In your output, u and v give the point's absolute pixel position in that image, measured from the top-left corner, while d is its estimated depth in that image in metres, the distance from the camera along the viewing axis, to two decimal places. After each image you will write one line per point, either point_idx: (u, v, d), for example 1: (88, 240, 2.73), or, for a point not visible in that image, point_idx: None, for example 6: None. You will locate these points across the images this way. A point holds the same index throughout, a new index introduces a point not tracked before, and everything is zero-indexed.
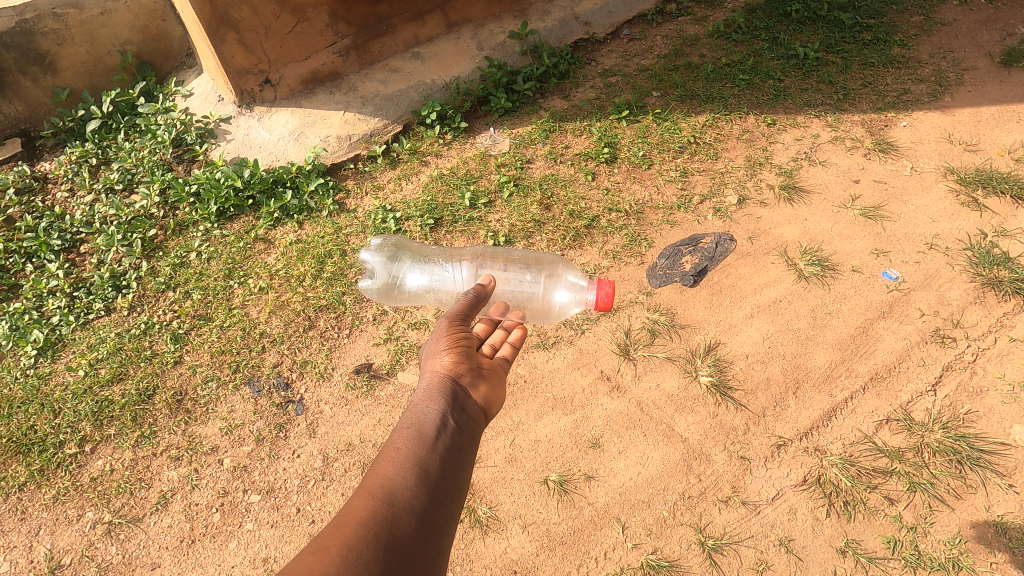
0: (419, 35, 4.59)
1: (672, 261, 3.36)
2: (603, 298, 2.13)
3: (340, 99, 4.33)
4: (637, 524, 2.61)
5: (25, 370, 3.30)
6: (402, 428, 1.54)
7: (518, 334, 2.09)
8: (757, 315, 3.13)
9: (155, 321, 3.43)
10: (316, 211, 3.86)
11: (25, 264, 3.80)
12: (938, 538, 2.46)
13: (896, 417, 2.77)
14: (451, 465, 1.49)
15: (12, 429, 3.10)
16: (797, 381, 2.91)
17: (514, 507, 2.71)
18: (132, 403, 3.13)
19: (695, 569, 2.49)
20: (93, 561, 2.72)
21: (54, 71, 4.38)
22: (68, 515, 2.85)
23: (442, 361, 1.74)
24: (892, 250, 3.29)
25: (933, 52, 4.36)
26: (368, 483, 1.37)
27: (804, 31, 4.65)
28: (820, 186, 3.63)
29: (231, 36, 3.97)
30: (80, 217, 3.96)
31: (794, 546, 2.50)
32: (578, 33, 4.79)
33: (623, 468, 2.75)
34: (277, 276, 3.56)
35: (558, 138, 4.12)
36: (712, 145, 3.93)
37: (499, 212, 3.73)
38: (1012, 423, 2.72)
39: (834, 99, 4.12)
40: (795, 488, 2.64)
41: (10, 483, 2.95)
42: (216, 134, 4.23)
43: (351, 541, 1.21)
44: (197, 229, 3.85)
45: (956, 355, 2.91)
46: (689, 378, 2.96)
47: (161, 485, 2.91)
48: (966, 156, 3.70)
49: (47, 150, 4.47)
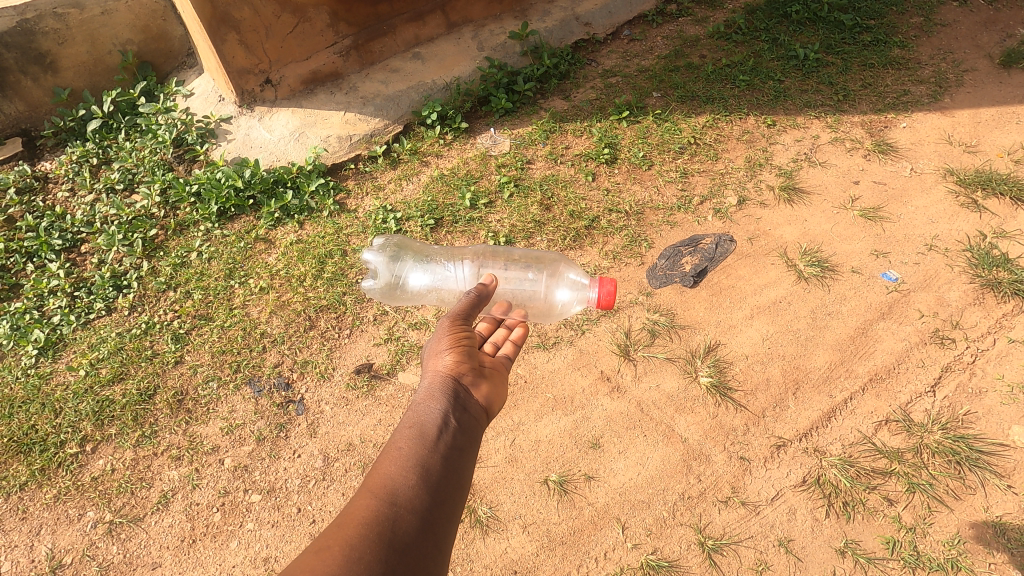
0: (419, 36, 4.59)
1: (672, 261, 3.37)
2: (605, 296, 2.14)
3: (341, 99, 4.34)
4: (637, 524, 2.62)
5: (26, 370, 3.30)
6: (405, 427, 1.55)
7: (519, 332, 2.16)
8: (757, 315, 3.14)
9: (155, 321, 3.44)
10: (317, 212, 3.87)
11: (26, 263, 3.80)
12: (937, 538, 2.47)
13: (895, 418, 2.78)
14: (453, 464, 1.50)
15: (13, 429, 3.10)
16: (797, 382, 2.92)
17: (514, 507, 2.72)
18: (133, 403, 3.14)
19: (695, 569, 2.50)
20: (93, 561, 2.73)
21: (55, 70, 4.39)
22: (68, 515, 2.86)
23: (445, 360, 1.75)
24: (892, 251, 3.30)
25: (933, 53, 4.36)
26: (370, 482, 1.38)
27: (804, 32, 4.66)
28: (820, 187, 3.64)
29: (231, 36, 3.97)
30: (80, 217, 3.96)
31: (793, 547, 2.51)
32: (578, 34, 4.80)
33: (623, 468, 2.76)
34: (278, 276, 3.57)
35: (559, 139, 4.13)
36: (712, 146, 3.93)
37: (499, 212, 3.73)
38: (1011, 424, 2.73)
39: (834, 100, 4.13)
40: (795, 488, 2.65)
41: (10, 482, 2.96)
42: (216, 134, 4.24)
43: (353, 541, 1.22)
44: (198, 229, 3.86)
45: (955, 355, 2.92)
46: (688, 379, 2.97)
47: (162, 484, 2.91)
48: (966, 157, 3.71)
49: (47, 150, 4.48)
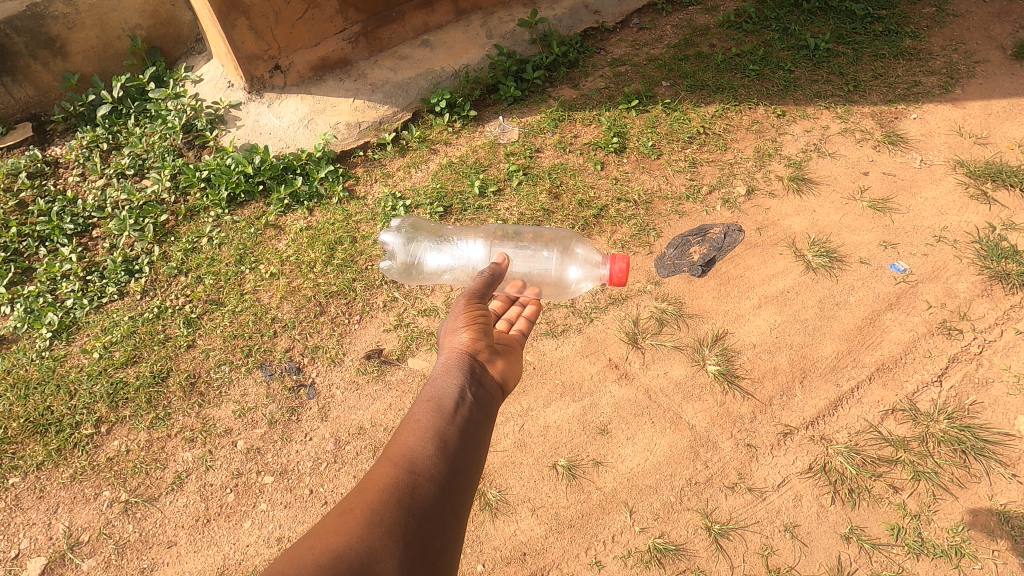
0: (429, 23, 4.58)
1: (681, 251, 3.39)
2: (617, 273, 2.16)
3: (350, 87, 4.34)
4: (645, 509, 2.66)
5: (40, 352, 3.35)
6: (422, 400, 1.57)
7: (532, 309, 2.25)
8: (765, 305, 3.16)
9: (168, 305, 3.47)
10: (326, 198, 3.88)
11: (38, 247, 3.84)
12: (941, 525, 2.50)
13: (902, 408, 2.80)
14: (469, 437, 1.52)
15: (28, 410, 3.15)
16: (804, 371, 2.94)
17: (524, 491, 2.76)
18: (146, 385, 3.18)
19: (702, 553, 2.54)
20: (110, 539, 2.77)
21: (65, 55, 4.41)
22: (85, 494, 2.91)
23: (460, 338, 1.78)
24: (902, 242, 3.31)
25: (944, 44, 4.34)
26: (390, 452, 1.41)
27: (815, 22, 4.63)
28: (830, 178, 3.64)
29: (242, 22, 3.99)
30: (92, 202, 3.99)
31: (798, 532, 2.54)
32: (588, 22, 4.77)
33: (631, 454, 2.80)
34: (289, 262, 3.59)
35: (567, 127, 4.13)
36: (721, 136, 3.93)
37: (508, 201, 3.74)
38: (1015, 414, 2.74)
39: (844, 90, 4.12)
40: (801, 475, 2.68)
41: (27, 462, 3.01)
42: (226, 120, 4.25)
43: (376, 504, 1.26)
44: (208, 214, 3.88)
45: (962, 346, 2.94)
46: (696, 367, 3.00)
47: (176, 466, 2.96)
48: (976, 149, 3.70)
49: (57, 135, 4.49)
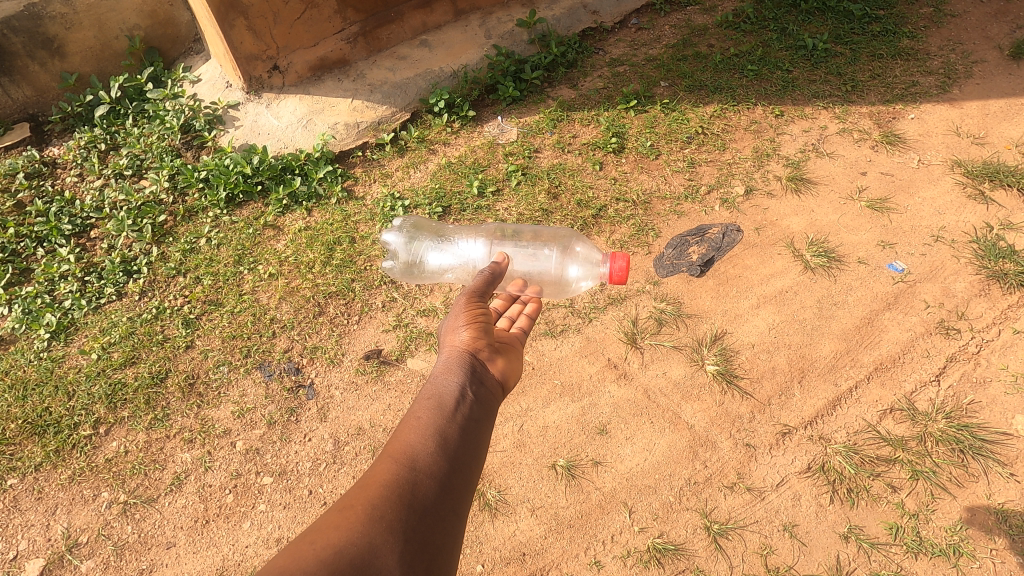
0: (427, 23, 4.58)
1: (680, 251, 3.39)
2: (618, 271, 2.16)
3: (349, 86, 4.33)
4: (644, 509, 2.66)
5: (39, 353, 3.35)
6: (422, 398, 1.58)
7: (533, 307, 2.24)
8: (763, 305, 3.16)
9: (167, 306, 3.47)
10: (325, 199, 3.88)
11: (37, 247, 3.83)
12: (939, 524, 2.51)
13: (900, 407, 2.81)
14: (470, 435, 1.53)
15: (27, 410, 3.15)
16: (803, 371, 2.94)
17: (523, 491, 2.76)
18: (145, 386, 3.18)
19: (700, 552, 2.54)
20: (109, 540, 2.77)
21: (63, 55, 4.41)
22: (84, 495, 2.90)
23: (461, 336, 1.78)
24: (899, 242, 3.31)
25: (942, 44, 4.35)
26: (391, 449, 1.41)
27: (813, 22, 4.64)
28: (828, 178, 3.65)
29: (240, 22, 3.98)
30: (90, 202, 3.98)
31: (797, 531, 2.55)
32: (586, 23, 4.77)
33: (630, 454, 2.80)
34: (288, 262, 3.59)
35: (566, 127, 4.13)
36: (720, 137, 3.93)
37: (507, 201, 3.74)
38: (1013, 414, 2.75)
39: (842, 91, 4.12)
40: (800, 475, 2.68)
41: (26, 463, 3.01)
42: (224, 120, 4.25)
43: (376, 501, 1.26)
44: (207, 215, 3.88)
45: (960, 346, 2.94)
46: (695, 367, 3.00)
47: (175, 467, 2.96)
48: (973, 149, 3.71)
49: (55, 135, 4.48)
